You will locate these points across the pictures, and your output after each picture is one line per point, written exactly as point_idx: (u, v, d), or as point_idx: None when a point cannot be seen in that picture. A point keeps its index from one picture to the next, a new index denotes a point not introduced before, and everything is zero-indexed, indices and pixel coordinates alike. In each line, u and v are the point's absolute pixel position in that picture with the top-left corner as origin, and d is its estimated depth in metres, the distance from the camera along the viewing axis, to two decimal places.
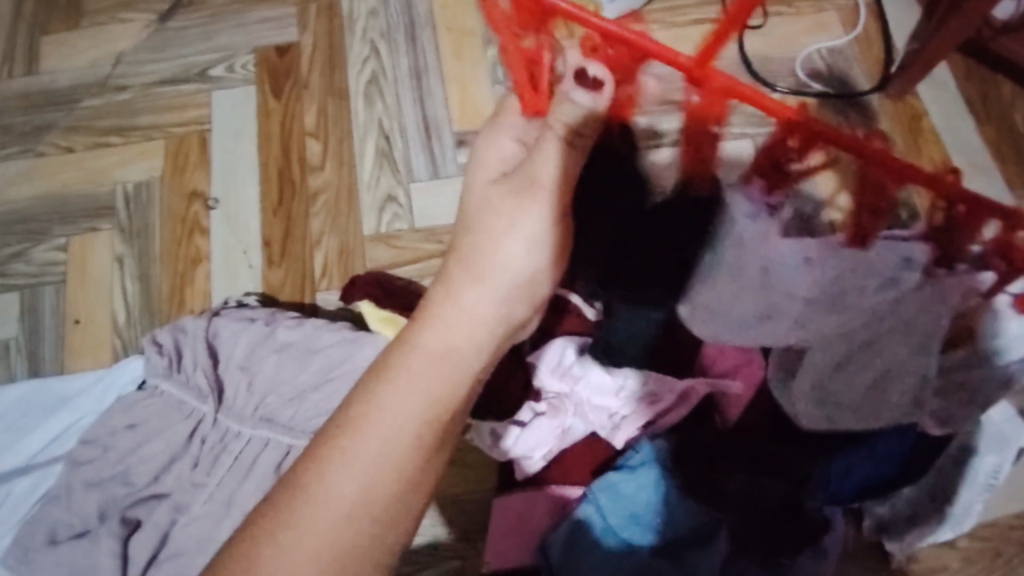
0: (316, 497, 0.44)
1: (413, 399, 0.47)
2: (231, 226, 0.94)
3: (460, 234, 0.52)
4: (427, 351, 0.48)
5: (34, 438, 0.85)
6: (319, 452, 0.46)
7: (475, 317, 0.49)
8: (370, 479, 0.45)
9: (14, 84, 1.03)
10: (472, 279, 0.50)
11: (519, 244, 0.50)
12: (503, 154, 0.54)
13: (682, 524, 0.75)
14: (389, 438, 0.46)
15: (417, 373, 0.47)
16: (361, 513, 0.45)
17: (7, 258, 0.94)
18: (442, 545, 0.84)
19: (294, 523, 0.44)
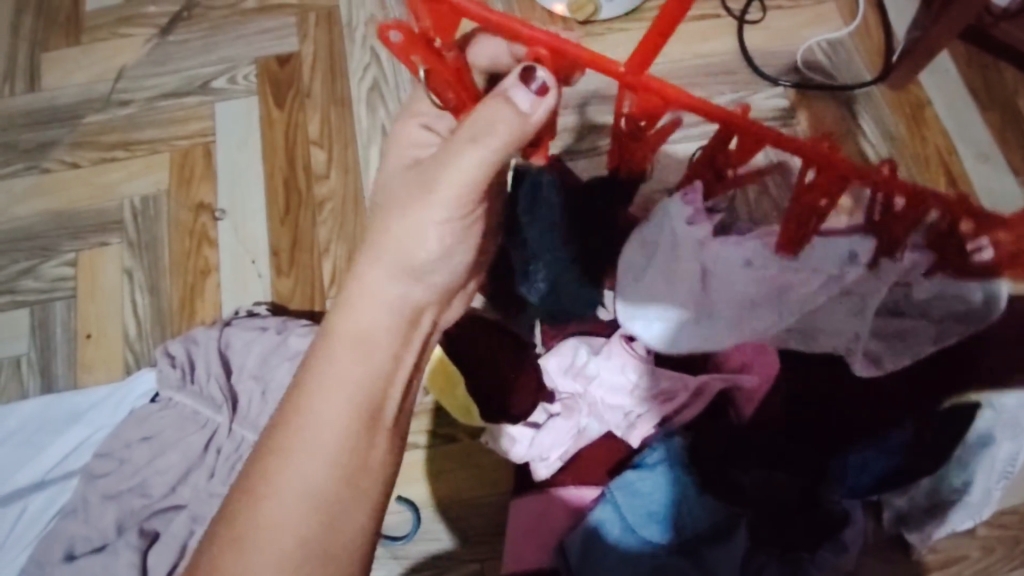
0: (269, 492, 0.49)
1: (333, 385, 0.52)
2: (240, 236, 0.94)
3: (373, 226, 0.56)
4: (343, 338, 0.53)
5: (50, 453, 0.85)
6: (265, 452, 0.51)
7: (382, 301, 0.54)
8: (309, 469, 0.50)
9: (17, 101, 1.03)
10: (379, 264, 0.55)
11: (419, 236, 0.54)
12: (414, 140, 0.59)
13: (700, 521, 0.73)
14: (322, 426, 0.51)
15: (335, 360, 0.53)
16: (309, 501, 0.49)
17: (16, 274, 0.94)
18: (460, 549, 0.84)
19: (257, 520, 0.49)
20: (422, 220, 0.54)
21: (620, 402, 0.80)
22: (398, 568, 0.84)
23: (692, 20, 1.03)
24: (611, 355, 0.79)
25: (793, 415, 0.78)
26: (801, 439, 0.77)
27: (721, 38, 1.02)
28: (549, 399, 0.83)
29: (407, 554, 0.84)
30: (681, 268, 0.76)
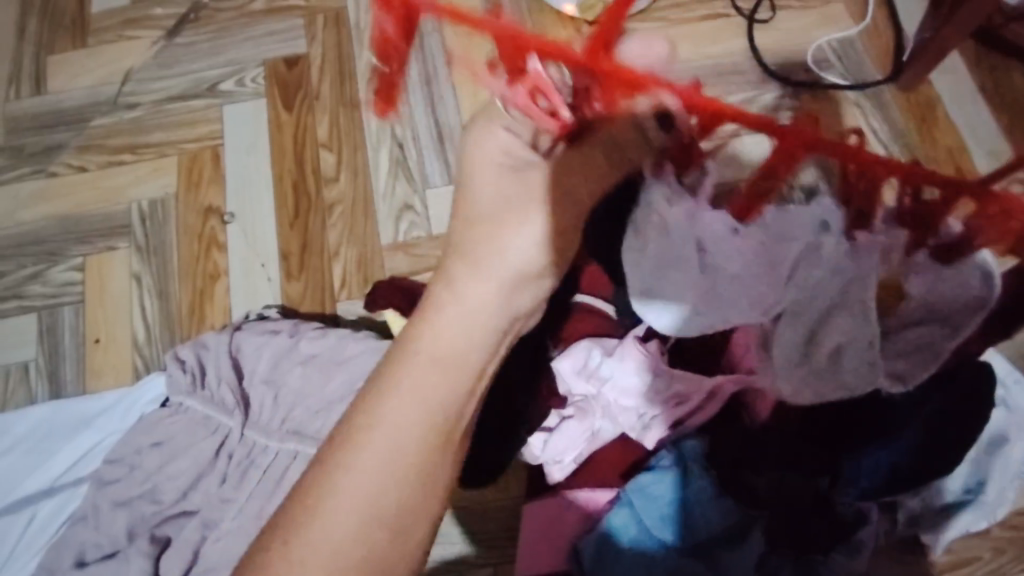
0: (330, 509, 0.44)
1: (417, 398, 0.47)
2: (249, 240, 0.93)
3: (458, 231, 0.52)
4: (429, 353, 0.48)
5: (60, 459, 0.84)
6: (328, 460, 0.45)
7: (473, 313, 0.50)
8: (379, 482, 0.45)
9: (23, 105, 1.03)
10: (470, 276, 0.50)
11: (517, 246, 0.51)
12: (500, 146, 0.51)
13: (717, 523, 0.73)
14: (399, 448, 0.46)
15: (420, 374, 0.47)
16: (376, 517, 0.45)
17: (24, 279, 0.94)
18: (474, 553, 0.83)
19: (309, 538, 0.43)
20: (515, 236, 0.51)
21: (634, 405, 0.79)
22: None
23: (701, 20, 1.03)
24: (625, 357, 0.79)
25: (810, 421, 0.73)
26: (824, 442, 0.73)
27: (730, 39, 1.01)
28: (562, 402, 0.83)
29: None
30: (664, 250, 0.58)
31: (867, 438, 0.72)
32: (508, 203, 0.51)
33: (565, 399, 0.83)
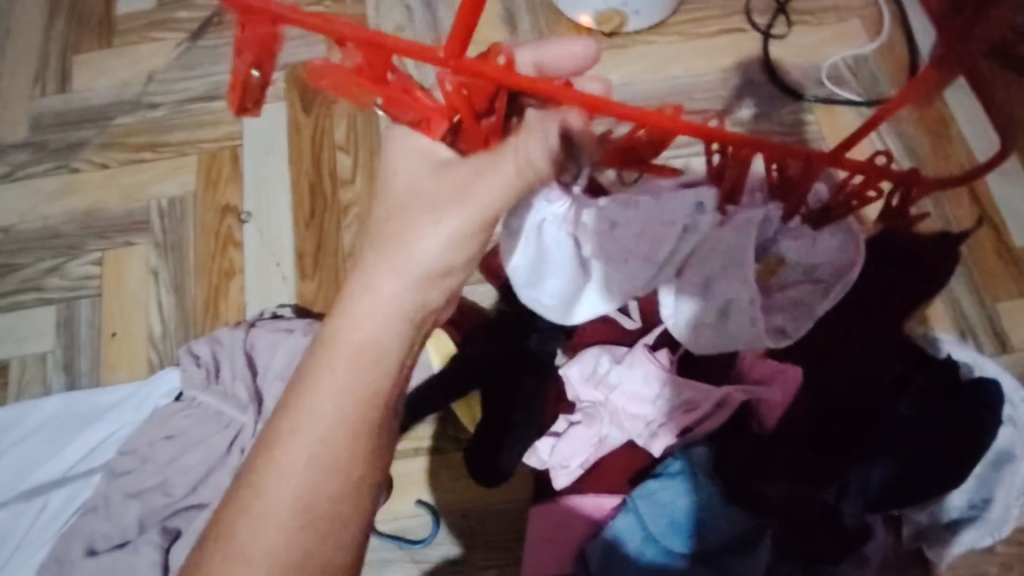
0: (264, 493, 0.49)
1: (335, 397, 0.50)
2: (265, 238, 0.95)
3: (382, 224, 0.53)
4: (347, 349, 0.51)
5: (73, 449, 0.85)
6: (257, 464, 0.50)
7: (388, 305, 0.51)
8: (302, 486, 0.49)
9: (48, 102, 1.05)
10: (387, 267, 0.52)
11: (432, 245, 0.51)
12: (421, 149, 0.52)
13: (724, 530, 0.73)
14: (316, 449, 0.49)
15: (339, 372, 0.50)
16: (300, 519, 0.49)
17: (44, 272, 0.95)
18: (482, 554, 0.84)
19: (248, 522, 0.48)
20: (427, 234, 0.51)
21: (642, 411, 0.81)
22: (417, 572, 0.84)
23: (717, 34, 1.04)
24: (634, 365, 0.81)
25: (816, 426, 0.76)
26: (837, 449, 0.75)
27: (744, 53, 1.03)
28: (569, 408, 0.85)
29: (425, 557, 0.84)
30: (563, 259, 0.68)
31: (873, 452, 0.73)
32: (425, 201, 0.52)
33: (574, 406, 0.84)
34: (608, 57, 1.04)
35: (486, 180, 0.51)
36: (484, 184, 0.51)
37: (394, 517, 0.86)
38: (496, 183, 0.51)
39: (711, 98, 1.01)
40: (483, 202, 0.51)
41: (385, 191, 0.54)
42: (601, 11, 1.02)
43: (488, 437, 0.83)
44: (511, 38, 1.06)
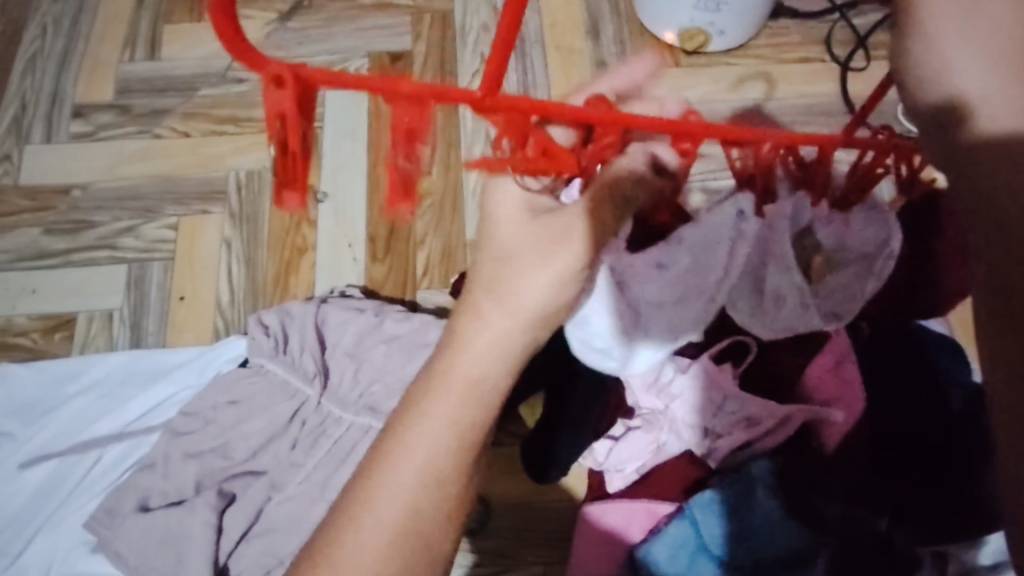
0: (369, 511, 0.49)
1: (446, 423, 0.49)
2: (339, 219, 0.96)
3: (486, 265, 0.51)
4: (457, 380, 0.49)
5: (135, 405, 0.86)
6: (362, 485, 0.49)
7: (500, 339, 0.50)
8: (411, 503, 0.49)
9: (136, 67, 1.06)
10: (497, 306, 0.50)
11: (549, 279, 0.50)
12: (517, 178, 0.52)
13: (781, 544, 0.71)
14: (424, 469, 0.49)
15: (449, 401, 0.49)
16: (405, 534, 0.49)
17: (119, 231, 0.97)
18: (528, 550, 0.83)
19: (349, 545, 0.48)
20: (541, 266, 0.50)
21: (701, 423, 0.81)
22: (462, 560, 0.83)
23: (797, 60, 1.06)
24: (698, 376, 0.81)
25: (873, 452, 0.76)
26: (897, 474, 0.75)
27: (823, 82, 1.04)
28: (630, 413, 0.85)
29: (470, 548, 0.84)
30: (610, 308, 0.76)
31: (918, 477, 0.74)
32: (541, 234, 0.50)
33: (633, 411, 0.84)
34: (687, 74, 1.06)
35: (578, 214, 0.50)
36: (578, 219, 0.50)
37: None
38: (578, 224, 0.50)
39: (790, 123, 1.01)
40: (585, 231, 0.50)
41: (488, 227, 0.52)
42: (686, 28, 1.03)
43: (545, 445, 0.83)
44: (593, 46, 1.08)
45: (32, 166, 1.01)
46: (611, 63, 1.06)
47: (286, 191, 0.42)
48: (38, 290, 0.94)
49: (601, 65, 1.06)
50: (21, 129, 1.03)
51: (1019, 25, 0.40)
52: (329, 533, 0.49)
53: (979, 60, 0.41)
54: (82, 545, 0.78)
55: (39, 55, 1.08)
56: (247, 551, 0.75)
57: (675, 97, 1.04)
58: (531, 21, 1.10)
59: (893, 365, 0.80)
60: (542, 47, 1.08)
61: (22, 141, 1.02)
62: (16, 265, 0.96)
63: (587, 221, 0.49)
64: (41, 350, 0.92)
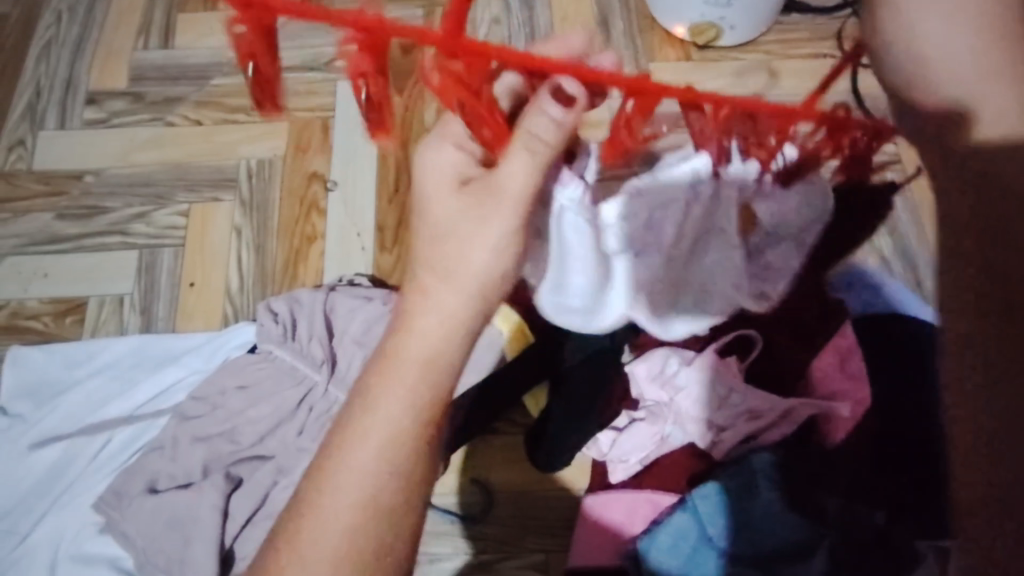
0: (335, 491, 0.48)
1: (403, 404, 0.49)
2: (349, 209, 0.97)
3: (426, 239, 0.51)
4: (410, 360, 0.49)
5: (143, 389, 0.87)
6: (326, 473, 0.49)
7: (445, 314, 0.50)
8: (376, 486, 0.48)
9: (149, 55, 1.07)
10: (444, 283, 0.50)
11: (485, 249, 0.50)
12: (445, 160, 0.52)
13: (780, 536, 0.72)
14: (386, 449, 0.49)
15: (403, 382, 0.49)
16: (371, 515, 0.48)
17: (130, 217, 0.98)
18: (530, 539, 0.84)
19: (317, 531, 0.48)
20: (479, 236, 0.50)
21: (705, 416, 0.81)
22: (464, 547, 0.84)
23: (808, 57, 1.06)
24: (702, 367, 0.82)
25: (877, 450, 0.78)
26: (896, 471, 0.77)
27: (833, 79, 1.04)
28: (633, 404, 0.86)
29: (472, 536, 0.84)
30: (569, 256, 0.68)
31: (920, 473, 0.76)
32: (473, 207, 0.51)
33: (637, 402, 0.85)
34: (697, 69, 1.06)
35: (504, 175, 0.50)
36: (506, 181, 0.50)
37: (450, 491, 0.86)
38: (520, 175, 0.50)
39: None
40: (519, 193, 0.50)
41: (424, 208, 0.52)
42: (697, 24, 1.03)
43: (562, 433, 0.82)
44: (604, 40, 1.08)
45: (46, 151, 1.02)
46: (621, 57, 1.07)
47: (266, 106, 0.46)
48: (49, 274, 0.95)
49: (611, 59, 1.07)
50: (35, 115, 1.04)
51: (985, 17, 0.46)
52: (303, 515, 0.49)
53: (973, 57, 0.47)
54: (90, 526, 0.79)
55: (53, 42, 1.09)
56: (253, 534, 0.76)
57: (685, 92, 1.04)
58: (542, 14, 1.10)
59: (895, 366, 0.81)
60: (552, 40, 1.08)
61: (36, 126, 1.03)
62: (29, 249, 0.97)
63: (517, 180, 0.50)
64: (52, 334, 0.93)
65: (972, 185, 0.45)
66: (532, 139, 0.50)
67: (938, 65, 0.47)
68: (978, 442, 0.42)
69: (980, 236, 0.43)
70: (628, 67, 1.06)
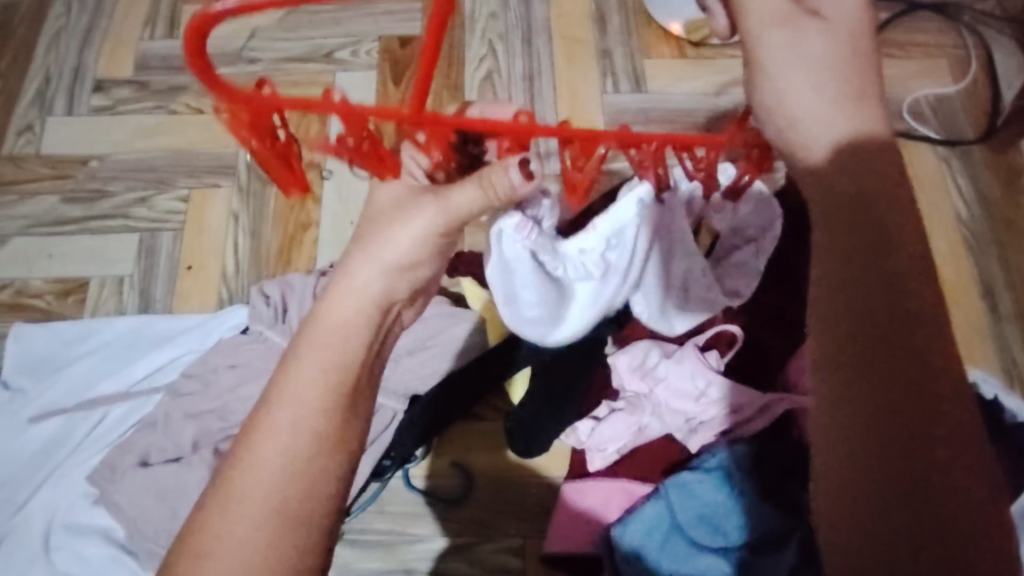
0: (248, 463, 0.46)
1: (324, 368, 0.49)
2: (342, 198, 0.99)
3: (365, 226, 0.55)
4: (327, 327, 0.50)
5: (138, 367, 0.90)
6: (245, 437, 0.47)
7: (359, 289, 0.52)
8: (297, 445, 0.46)
9: (155, 45, 1.10)
10: (363, 261, 0.53)
11: (404, 238, 0.53)
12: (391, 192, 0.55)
13: (753, 528, 0.74)
14: (308, 409, 0.47)
15: (323, 345, 0.49)
16: (294, 472, 0.46)
17: (132, 202, 1.01)
18: (508, 522, 0.86)
19: (236, 491, 0.45)
20: (398, 228, 0.53)
21: (683, 408, 0.82)
22: (443, 530, 0.86)
23: None
24: (682, 361, 0.82)
25: None
26: None
27: None
28: (614, 395, 0.87)
29: (453, 518, 0.86)
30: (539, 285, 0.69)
31: None
32: (396, 204, 0.54)
33: (617, 393, 0.86)
34: (690, 66, 1.07)
35: (448, 192, 0.52)
36: (448, 196, 0.52)
37: (427, 473, 0.89)
38: (465, 195, 0.51)
39: None
40: (455, 211, 0.52)
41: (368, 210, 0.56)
42: (692, 19, 1.08)
43: (540, 421, 0.82)
44: (599, 37, 1.10)
45: (54, 136, 1.05)
46: (616, 54, 1.08)
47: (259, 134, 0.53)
48: (54, 255, 0.98)
49: (605, 54, 1.08)
50: (44, 102, 1.07)
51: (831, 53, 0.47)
52: (227, 476, 0.46)
53: (816, 84, 0.47)
54: (84, 497, 0.82)
55: (63, 31, 1.12)
56: None
57: (676, 88, 1.06)
58: (539, 10, 1.12)
59: None
60: (548, 35, 1.10)
61: (45, 112, 1.07)
62: (35, 230, 1.00)
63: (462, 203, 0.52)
64: (54, 312, 0.96)
65: (857, 208, 0.43)
66: (492, 190, 0.50)
67: (808, 118, 0.47)
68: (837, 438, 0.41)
69: (856, 240, 0.42)
70: (622, 63, 1.08)
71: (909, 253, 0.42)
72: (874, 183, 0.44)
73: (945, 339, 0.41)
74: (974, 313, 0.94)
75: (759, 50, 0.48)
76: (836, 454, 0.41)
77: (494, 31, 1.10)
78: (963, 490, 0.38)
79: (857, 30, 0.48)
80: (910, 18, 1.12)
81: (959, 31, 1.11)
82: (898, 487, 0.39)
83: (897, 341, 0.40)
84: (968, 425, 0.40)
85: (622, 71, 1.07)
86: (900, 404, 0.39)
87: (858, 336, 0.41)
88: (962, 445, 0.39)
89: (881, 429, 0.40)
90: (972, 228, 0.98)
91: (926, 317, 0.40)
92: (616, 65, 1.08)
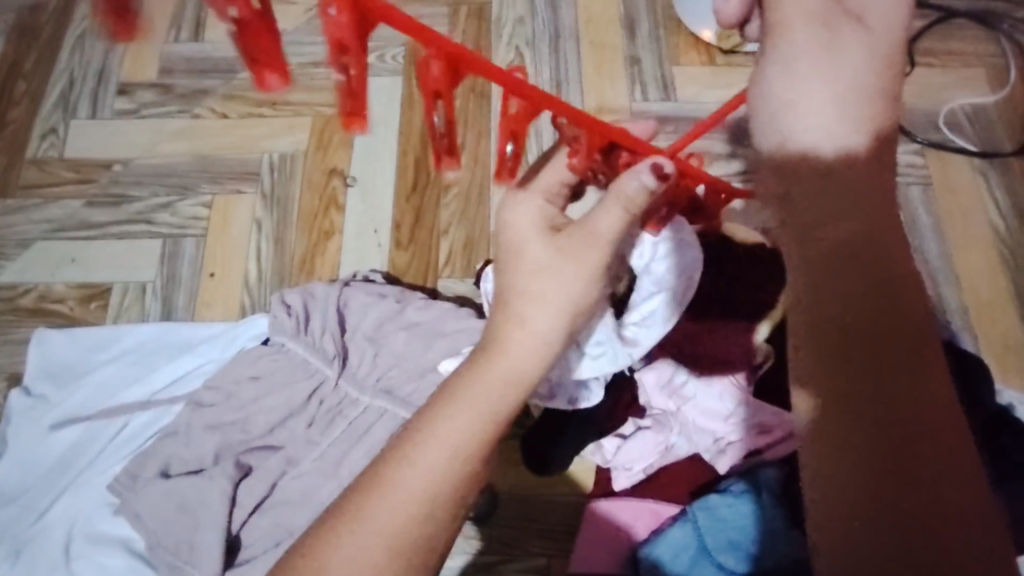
0: (392, 495, 0.47)
1: (482, 407, 0.50)
2: (366, 205, 0.98)
3: (509, 274, 0.55)
4: (498, 372, 0.51)
5: (161, 375, 0.90)
6: (393, 458, 0.49)
7: (539, 339, 0.53)
8: (440, 479, 0.48)
9: (180, 48, 1.09)
10: (538, 309, 0.53)
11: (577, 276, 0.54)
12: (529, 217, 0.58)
13: (783, 554, 0.70)
14: (458, 448, 0.49)
15: (487, 391, 0.50)
16: (434, 506, 0.48)
17: (155, 207, 1.00)
18: (531, 541, 0.85)
19: (374, 514, 0.47)
20: (570, 266, 0.54)
21: (712, 427, 0.80)
22: (465, 547, 0.85)
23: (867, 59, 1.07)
24: (712, 380, 0.81)
25: None
26: None
27: None
28: (639, 412, 0.85)
29: (474, 534, 0.85)
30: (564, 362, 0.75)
31: None
32: (558, 248, 0.55)
33: (643, 410, 0.85)
34: (721, 74, 1.05)
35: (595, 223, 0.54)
36: (597, 226, 0.54)
37: None
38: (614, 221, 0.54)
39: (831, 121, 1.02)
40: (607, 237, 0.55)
41: (517, 253, 0.56)
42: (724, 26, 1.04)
43: (547, 444, 0.84)
44: (629, 43, 1.08)
45: (77, 140, 1.04)
46: (645, 61, 1.06)
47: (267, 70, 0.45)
48: (77, 260, 0.98)
49: (634, 62, 1.06)
50: (68, 105, 1.07)
51: (857, 59, 0.46)
52: (362, 492, 0.48)
53: (828, 93, 0.46)
54: (104, 506, 0.82)
55: (88, 33, 1.11)
56: (260, 521, 0.79)
57: (707, 97, 1.04)
58: (568, 15, 1.10)
59: None
60: (576, 41, 1.08)
61: (68, 115, 1.06)
62: (56, 235, 0.99)
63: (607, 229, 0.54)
64: (75, 318, 0.95)
65: (842, 247, 0.44)
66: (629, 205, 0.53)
67: (820, 134, 0.46)
68: (863, 481, 0.42)
69: (853, 259, 0.43)
70: (652, 71, 1.06)
71: (908, 303, 0.43)
72: (885, 236, 0.44)
73: (943, 386, 0.43)
74: (1009, 332, 0.91)
75: (783, 52, 0.47)
76: (837, 484, 0.43)
77: (522, 36, 1.09)
78: (965, 532, 0.41)
79: (892, 55, 0.47)
80: (949, 26, 1.09)
81: (997, 39, 1.07)
82: (905, 531, 0.41)
83: (897, 386, 0.42)
84: (965, 463, 0.42)
85: (651, 79, 1.05)
86: (923, 444, 0.41)
87: (864, 378, 0.42)
88: (961, 485, 0.41)
89: (901, 473, 0.41)
90: (1011, 243, 0.96)
91: (923, 342, 0.43)
92: (644, 72, 1.06)
